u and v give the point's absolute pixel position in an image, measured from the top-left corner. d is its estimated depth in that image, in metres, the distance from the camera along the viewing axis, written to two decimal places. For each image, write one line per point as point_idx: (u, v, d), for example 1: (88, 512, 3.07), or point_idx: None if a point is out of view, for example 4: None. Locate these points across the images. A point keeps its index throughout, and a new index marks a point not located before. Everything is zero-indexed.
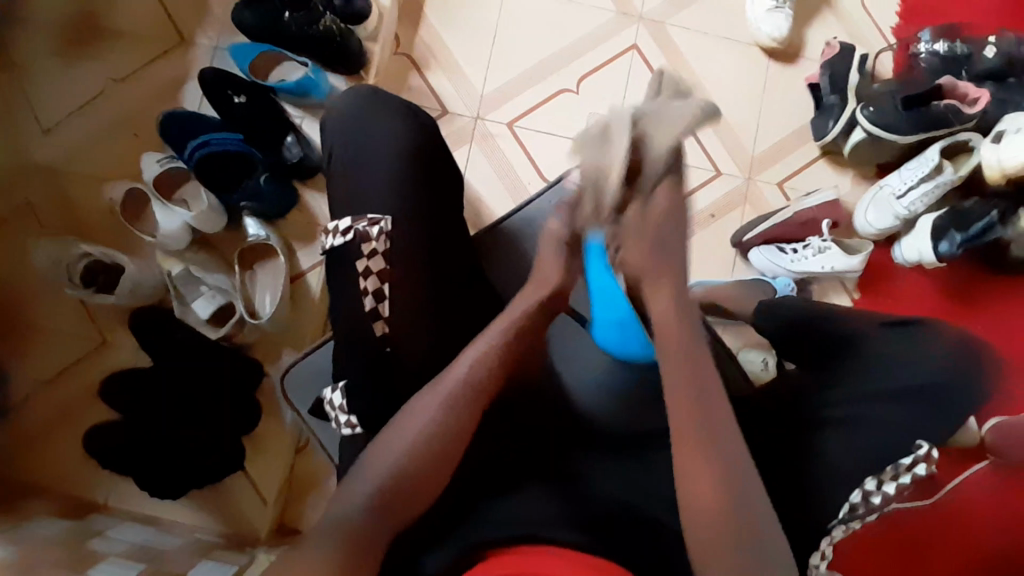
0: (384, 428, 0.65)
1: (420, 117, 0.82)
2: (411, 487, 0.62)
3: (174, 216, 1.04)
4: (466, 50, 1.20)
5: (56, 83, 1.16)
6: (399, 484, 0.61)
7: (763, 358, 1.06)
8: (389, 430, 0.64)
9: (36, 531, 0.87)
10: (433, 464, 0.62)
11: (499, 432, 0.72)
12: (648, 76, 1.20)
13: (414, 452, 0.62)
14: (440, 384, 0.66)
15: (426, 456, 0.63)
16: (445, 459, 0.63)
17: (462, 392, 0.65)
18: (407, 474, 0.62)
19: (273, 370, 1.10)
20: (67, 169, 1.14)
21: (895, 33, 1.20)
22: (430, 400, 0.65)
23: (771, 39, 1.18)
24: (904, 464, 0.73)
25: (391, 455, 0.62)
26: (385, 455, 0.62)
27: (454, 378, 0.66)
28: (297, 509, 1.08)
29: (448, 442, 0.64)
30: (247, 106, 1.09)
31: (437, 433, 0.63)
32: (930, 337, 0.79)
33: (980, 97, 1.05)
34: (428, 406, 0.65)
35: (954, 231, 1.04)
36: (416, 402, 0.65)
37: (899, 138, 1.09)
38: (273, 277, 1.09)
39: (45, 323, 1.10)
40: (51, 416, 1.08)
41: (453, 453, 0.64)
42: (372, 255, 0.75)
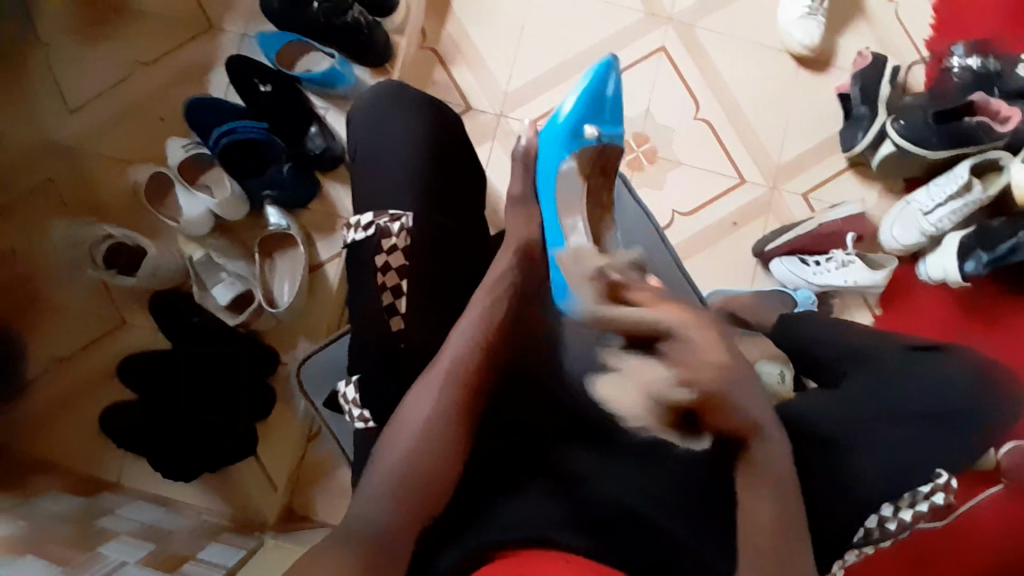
0: (389, 424, 0.67)
1: (440, 117, 0.83)
2: (419, 484, 0.62)
3: (199, 202, 1.04)
4: (491, 46, 1.20)
5: (84, 65, 1.17)
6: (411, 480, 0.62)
7: (781, 372, 0.89)
8: (394, 425, 0.66)
9: (48, 506, 0.89)
10: (442, 457, 0.64)
11: (492, 432, 0.68)
12: (675, 79, 1.19)
13: (415, 442, 0.64)
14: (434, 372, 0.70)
15: (431, 453, 0.64)
16: (452, 458, 0.64)
17: (452, 379, 0.69)
18: (414, 468, 0.63)
19: (289, 358, 1.12)
20: (92, 150, 1.15)
21: (928, 45, 1.18)
22: (426, 387, 0.68)
23: (802, 47, 1.16)
24: (922, 492, 0.73)
25: (398, 452, 0.64)
26: (392, 453, 0.64)
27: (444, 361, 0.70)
28: (306, 498, 1.10)
29: (452, 431, 0.66)
30: (271, 95, 1.08)
31: (438, 424, 0.65)
32: (949, 359, 0.78)
33: (1012, 115, 1.04)
34: (420, 396, 0.68)
35: (980, 250, 1.02)
36: (415, 393, 0.68)
37: (929, 153, 1.07)
38: (291, 265, 1.09)
39: (65, 301, 1.12)
40: (68, 392, 1.10)
41: (459, 447, 0.66)
42: (392, 250, 0.76)
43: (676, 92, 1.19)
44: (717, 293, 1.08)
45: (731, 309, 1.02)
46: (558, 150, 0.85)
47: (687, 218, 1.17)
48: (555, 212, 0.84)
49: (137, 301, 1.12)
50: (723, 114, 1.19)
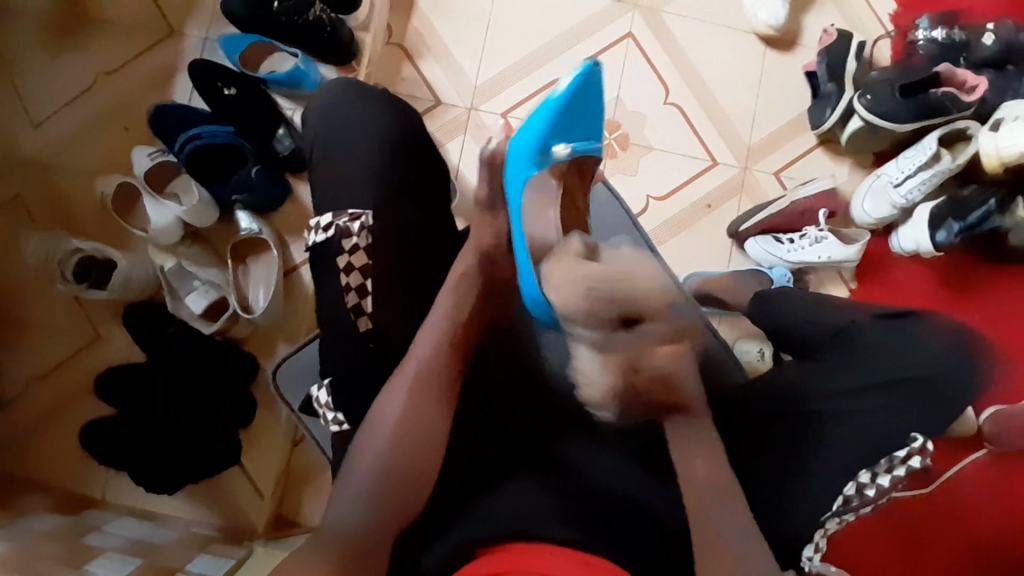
0: (365, 421, 0.66)
1: (401, 109, 0.82)
2: (399, 478, 0.62)
3: (167, 210, 1.03)
4: (458, 40, 1.19)
5: (46, 77, 1.15)
6: (394, 477, 0.62)
7: (759, 349, 1.04)
8: (370, 419, 0.65)
9: (33, 526, 0.87)
10: (419, 452, 0.63)
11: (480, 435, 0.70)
12: (643, 65, 1.19)
13: (395, 439, 0.63)
14: (405, 368, 0.67)
15: (409, 443, 0.63)
16: (431, 448, 0.64)
17: (431, 369, 0.67)
18: (390, 464, 0.62)
19: (269, 363, 1.10)
20: (58, 163, 1.13)
21: (891, 21, 1.19)
22: (398, 383, 0.66)
23: (767, 27, 1.17)
24: (899, 456, 0.73)
25: (379, 444, 0.63)
26: (371, 448, 0.63)
27: (416, 355, 0.67)
28: (294, 504, 1.08)
29: (429, 420, 0.65)
30: (237, 99, 1.07)
31: (415, 417, 0.64)
32: (922, 327, 0.79)
33: (978, 84, 1.04)
34: (396, 392, 0.65)
35: (951, 219, 1.03)
36: (389, 391, 0.66)
37: (897, 126, 1.07)
38: (267, 270, 1.08)
39: (39, 318, 1.10)
40: (46, 410, 1.08)
41: (437, 437, 0.65)
42: (354, 250, 0.74)
43: (646, 76, 1.19)
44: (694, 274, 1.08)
45: (708, 289, 1.05)
46: (528, 163, 0.75)
47: (662, 202, 1.17)
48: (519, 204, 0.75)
49: (111, 314, 1.10)
50: (693, 97, 1.19)
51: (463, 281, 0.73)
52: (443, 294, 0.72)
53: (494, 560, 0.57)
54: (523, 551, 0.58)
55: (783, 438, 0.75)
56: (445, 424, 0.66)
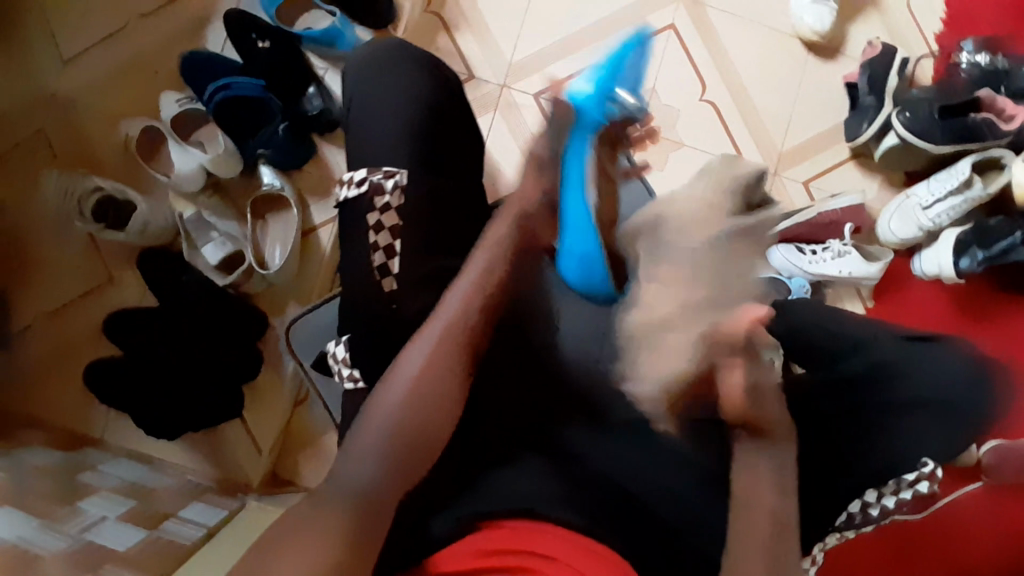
0: (382, 379, 0.65)
1: (434, 71, 0.80)
2: (408, 435, 0.61)
3: (192, 157, 1.02)
4: (497, 14, 1.17)
5: (80, 14, 1.14)
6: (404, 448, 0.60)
7: None
8: (389, 379, 0.64)
9: (30, 460, 0.88)
10: (433, 420, 0.63)
11: (486, 415, 0.70)
12: (681, 58, 1.17)
13: (413, 404, 0.62)
14: (430, 328, 0.67)
15: (420, 403, 0.63)
16: (447, 405, 0.64)
17: (456, 340, 0.67)
18: (404, 435, 0.61)
19: (278, 321, 1.10)
20: (83, 103, 1.12)
21: (937, 40, 1.16)
22: (421, 346, 0.66)
23: (812, 32, 1.15)
24: (907, 481, 0.74)
25: (398, 397, 0.62)
26: (385, 403, 0.62)
27: (445, 312, 0.68)
28: (291, 463, 1.09)
29: (448, 374, 0.65)
30: (271, 51, 1.07)
31: (438, 383, 0.64)
32: (940, 351, 0.79)
33: (1018, 113, 1.04)
34: (420, 352, 0.65)
35: (976, 247, 1.03)
36: (409, 351, 0.66)
37: (933, 147, 1.05)
38: (284, 228, 1.09)
39: (54, 255, 1.10)
40: (54, 348, 1.09)
41: (451, 395, 0.65)
42: (385, 209, 0.74)
43: (683, 71, 1.17)
44: None
45: None
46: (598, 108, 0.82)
47: None
48: (579, 152, 0.78)
49: (126, 257, 1.10)
50: (728, 97, 1.17)
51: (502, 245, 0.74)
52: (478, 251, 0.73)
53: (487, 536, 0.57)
54: (515, 531, 0.58)
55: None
56: (459, 382, 0.66)
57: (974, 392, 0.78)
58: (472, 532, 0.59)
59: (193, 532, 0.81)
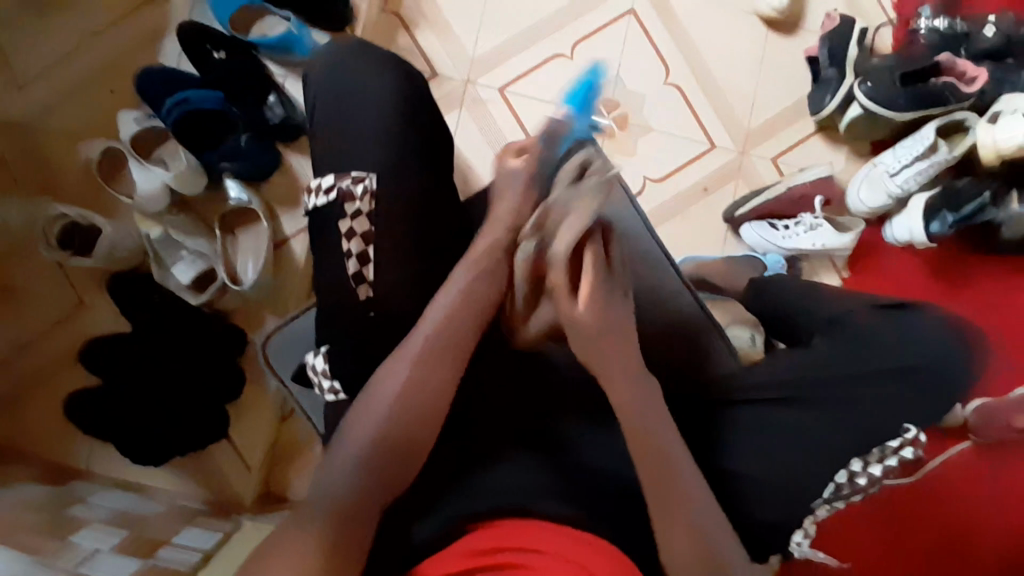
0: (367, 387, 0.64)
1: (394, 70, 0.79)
2: (391, 445, 0.61)
3: (154, 176, 1.00)
4: (457, 10, 1.16)
5: (28, 36, 1.11)
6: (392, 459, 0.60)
7: (750, 335, 0.91)
8: (369, 392, 0.63)
9: (17, 497, 0.86)
10: (416, 430, 0.62)
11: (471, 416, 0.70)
12: (643, 42, 1.17)
13: (395, 417, 0.61)
14: (413, 337, 0.65)
15: (404, 414, 0.62)
16: (432, 417, 0.62)
17: (440, 354, 0.64)
18: (390, 449, 0.61)
19: (257, 336, 1.09)
20: (39, 127, 1.09)
21: (895, 7, 1.17)
22: (402, 357, 0.63)
23: (771, 8, 1.15)
24: (892, 446, 0.74)
25: (379, 409, 0.61)
26: (368, 414, 0.61)
27: (426, 323, 0.65)
28: (282, 477, 1.09)
29: (432, 383, 0.63)
30: (226, 62, 1.05)
31: (418, 394, 0.62)
32: (915, 317, 0.80)
33: (978, 75, 1.03)
34: (400, 365, 0.63)
35: (946, 211, 1.03)
36: (392, 360, 0.64)
37: (897, 115, 1.06)
38: (255, 241, 1.07)
39: (20, 286, 1.07)
40: (31, 380, 1.06)
41: (437, 405, 0.63)
42: (357, 215, 0.72)
43: (647, 56, 1.17)
44: (689, 259, 1.09)
45: (702, 274, 1.05)
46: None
47: (659, 184, 1.16)
48: None
49: (97, 282, 1.08)
50: (693, 77, 1.17)
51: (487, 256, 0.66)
52: (461, 263, 0.67)
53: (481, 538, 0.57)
54: (511, 530, 0.58)
55: (782, 422, 0.75)
56: (443, 393, 0.63)
57: (954, 357, 0.77)
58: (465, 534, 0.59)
59: (188, 557, 0.80)
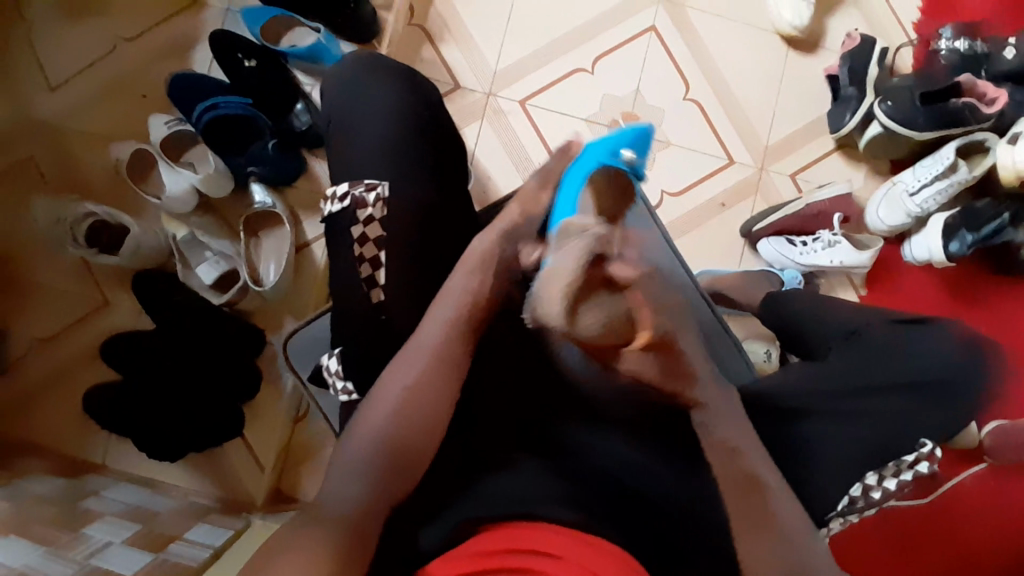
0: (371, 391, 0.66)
1: (415, 80, 0.82)
2: (394, 449, 0.61)
3: (181, 178, 1.03)
4: (481, 24, 1.18)
5: (67, 40, 1.14)
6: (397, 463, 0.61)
7: (766, 351, 1.05)
8: (376, 393, 0.65)
9: (35, 487, 0.88)
10: (422, 431, 0.63)
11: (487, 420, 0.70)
12: (663, 59, 1.18)
13: (403, 416, 0.63)
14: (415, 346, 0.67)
15: (410, 419, 0.63)
16: (434, 425, 0.64)
17: (442, 360, 0.66)
18: (399, 455, 0.61)
19: (276, 338, 1.11)
20: (70, 127, 1.13)
21: (915, 28, 1.18)
22: (407, 361, 0.66)
23: (792, 28, 1.16)
24: (907, 461, 0.73)
25: (382, 412, 0.63)
26: (376, 415, 0.63)
27: (427, 334, 0.67)
28: (294, 478, 1.09)
29: (430, 384, 0.65)
30: (257, 71, 1.07)
31: (424, 396, 0.64)
32: (936, 333, 0.80)
33: (999, 96, 1.03)
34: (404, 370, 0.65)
35: (965, 230, 1.04)
36: (397, 365, 0.66)
37: (916, 133, 1.07)
38: (278, 244, 1.09)
39: (49, 280, 1.10)
40: (52, 374, 1.08)
41: (438, 408, 0.64)
42: (369, 221, 0.74)
43: (666, 72, 1.18)
44: (706, 272, 1.09)
45: (718, 288, 1.05)
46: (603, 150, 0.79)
47: (676, 197, 1.17)
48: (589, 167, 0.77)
49: (119, 279, 1.10)
50: (711, 93, 1.18)
51: (478, 255, 0.72)
52: (457, 270, 0.71)
53: (486, 536, 0.57)
54: (518, 529, 0.57)
55: (804, 433, 0.74)
56: (440, 396, 0.65)
57: (971, 371, 0.78)
58: (471, 535, 0.58)
59: (198, 553, 0.81)
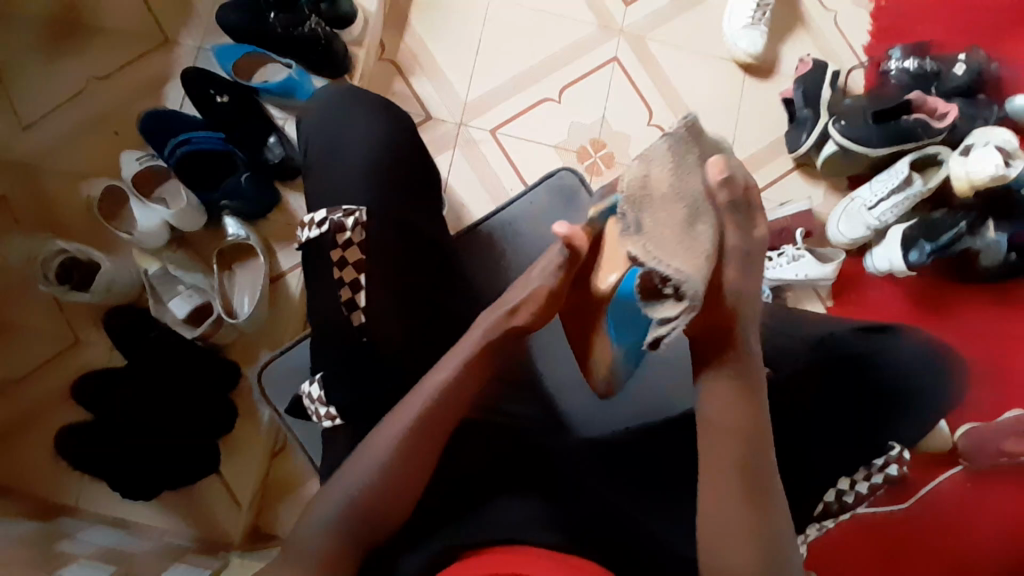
0: (357, 447, 0.62)
1: (384, 106, 0.83)
2: (401, 465, 0.60)
3: (154, 213, 1.03)
4: (450, 58, 1.22)
5: (38, 81, 1.15)
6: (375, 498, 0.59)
7: None
8: (364, 446, 0.61)
9: (5, 531, 0.85)
10: (404, 482, 0.60)
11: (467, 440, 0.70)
12: (627, 86, 1.23)
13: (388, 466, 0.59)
14: (405, 409, 0.62)
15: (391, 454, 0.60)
16: (415, 474, 0.60)
17: (433, 424, 0.61)
18: (377, 499, 0.59)
19: (250, 371, 1.10)
20: (42, 166, 1.13)
21: (865, 51, 1.24)
22: (396, 424, 0.61)
23: (747, 55, 1.22)
24: (877, 465, 0.78)
25: (389, 436, 0.61)
26: (359, 467, 0.60)
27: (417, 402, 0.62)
28: (274, 514, 1.08)
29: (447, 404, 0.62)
30: (230, 105, 1.09)
31: (410, 456, 0.60)
32: (902, 340, 0.80)
33: (949, 110, 1.09)
34: (392, 428, 0.61)
35: (923, 240, 1.08)
36: (386, 423, 0.62)
37: (870, 150, 1.11)
38: (252, 275, 1.09)
39: (20, 320, 1.09)
40: (23, 414, 1.06)
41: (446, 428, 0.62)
42: (348, 245, 0.74)
43: (630, 98, 1.23)
44: None
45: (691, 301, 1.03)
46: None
47: None
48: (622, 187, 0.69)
49: (93, 316, 1.09)
50: (673, 117, 1.22)
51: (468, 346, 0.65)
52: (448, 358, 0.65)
53: (472, 561, 0.56)
54: (504, 552, 0.57)
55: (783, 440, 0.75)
56: (439, 435, 0.62)
57: (937, 375, 0.79)
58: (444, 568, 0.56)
59: None
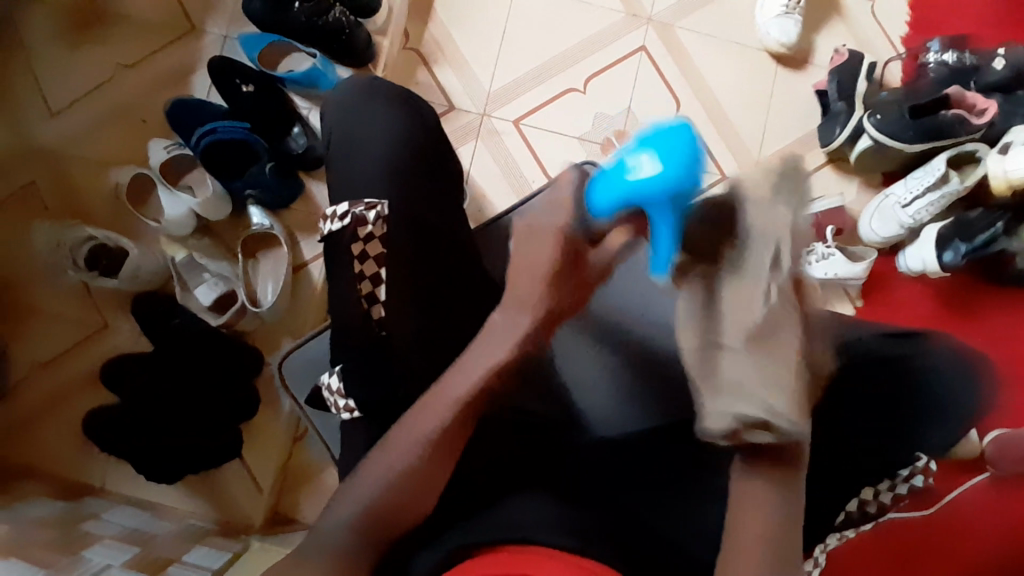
0: (366, 459, 0.62)
1: (405, 100, 0.83)
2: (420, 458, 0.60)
3: (180, 202, 1.04)
4: (474, 47, 1.21)
5: (67, 69, 1.17)
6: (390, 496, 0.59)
7: None
8: (378, 450, 0.61)
9: (33, 511, 0.87)
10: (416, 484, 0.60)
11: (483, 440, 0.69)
12: (652, 77, 1.20)
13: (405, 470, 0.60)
14: (410, 426, 0.61)
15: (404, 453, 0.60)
16: (428, 480, 0.60)
17: (441, 440, 0.61)
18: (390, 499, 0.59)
19: (273, 357, 1.11)
20: (71, 151, 1.15)
21: (903, 43, 1.20)
22: (407, 441, 0.61)
23: (779, 45, 1.18)
24: (901, 475, 0.74)
25: (399, 448, 0.60)
26: (372, 473, 0.60)
27: (429, 418, 0.61)
28: (293, 501, 1.09)
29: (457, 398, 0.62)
30: (255, 95, 1.09)
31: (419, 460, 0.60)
32: (930, 347, 0.78)
33: (988, 107, 1.04)
34: (405, 443, 0.60)
35: (958, 240, 1.04)
36: (397, 437, 0.61)
37: (905, 146, 1.08)
38: (275, 265, 1.10)
39: (50, 303, 1.11)
40: (52, 396, 1.09)
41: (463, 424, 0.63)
42: (369, 238, 0.74)
43: (656, 89, 1.20)
44: None
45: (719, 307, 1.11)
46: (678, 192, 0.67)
47: None
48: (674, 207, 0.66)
49: (119, 302, 1.12)
50: (701, 109, 1.20)
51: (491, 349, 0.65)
52: (454, 369, 0.64)
53: (484, 562, 0.55)
54: (515, 552, 0.56)
55: None
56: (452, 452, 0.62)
57: (959, 384, 0.77)
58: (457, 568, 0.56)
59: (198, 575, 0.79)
